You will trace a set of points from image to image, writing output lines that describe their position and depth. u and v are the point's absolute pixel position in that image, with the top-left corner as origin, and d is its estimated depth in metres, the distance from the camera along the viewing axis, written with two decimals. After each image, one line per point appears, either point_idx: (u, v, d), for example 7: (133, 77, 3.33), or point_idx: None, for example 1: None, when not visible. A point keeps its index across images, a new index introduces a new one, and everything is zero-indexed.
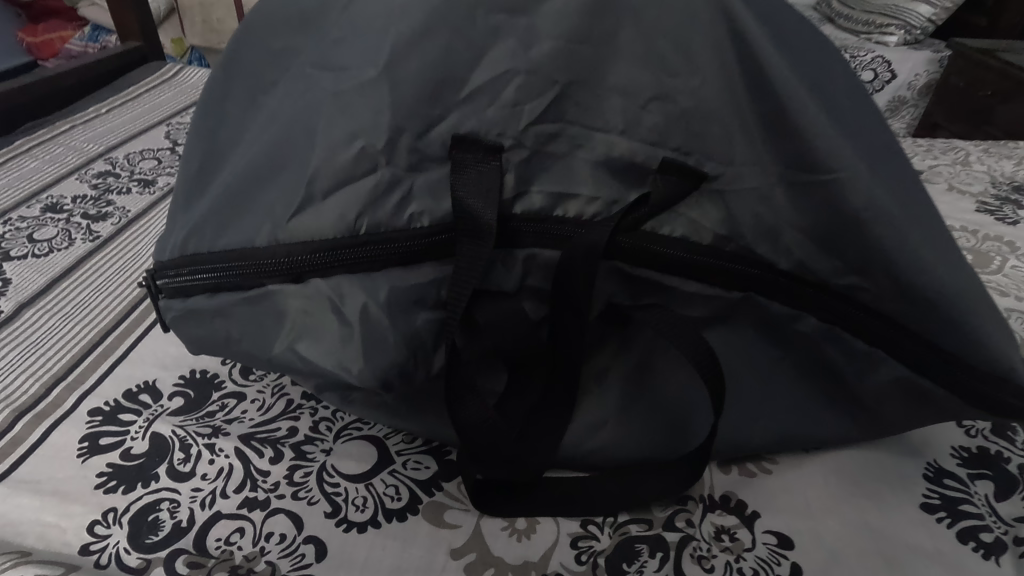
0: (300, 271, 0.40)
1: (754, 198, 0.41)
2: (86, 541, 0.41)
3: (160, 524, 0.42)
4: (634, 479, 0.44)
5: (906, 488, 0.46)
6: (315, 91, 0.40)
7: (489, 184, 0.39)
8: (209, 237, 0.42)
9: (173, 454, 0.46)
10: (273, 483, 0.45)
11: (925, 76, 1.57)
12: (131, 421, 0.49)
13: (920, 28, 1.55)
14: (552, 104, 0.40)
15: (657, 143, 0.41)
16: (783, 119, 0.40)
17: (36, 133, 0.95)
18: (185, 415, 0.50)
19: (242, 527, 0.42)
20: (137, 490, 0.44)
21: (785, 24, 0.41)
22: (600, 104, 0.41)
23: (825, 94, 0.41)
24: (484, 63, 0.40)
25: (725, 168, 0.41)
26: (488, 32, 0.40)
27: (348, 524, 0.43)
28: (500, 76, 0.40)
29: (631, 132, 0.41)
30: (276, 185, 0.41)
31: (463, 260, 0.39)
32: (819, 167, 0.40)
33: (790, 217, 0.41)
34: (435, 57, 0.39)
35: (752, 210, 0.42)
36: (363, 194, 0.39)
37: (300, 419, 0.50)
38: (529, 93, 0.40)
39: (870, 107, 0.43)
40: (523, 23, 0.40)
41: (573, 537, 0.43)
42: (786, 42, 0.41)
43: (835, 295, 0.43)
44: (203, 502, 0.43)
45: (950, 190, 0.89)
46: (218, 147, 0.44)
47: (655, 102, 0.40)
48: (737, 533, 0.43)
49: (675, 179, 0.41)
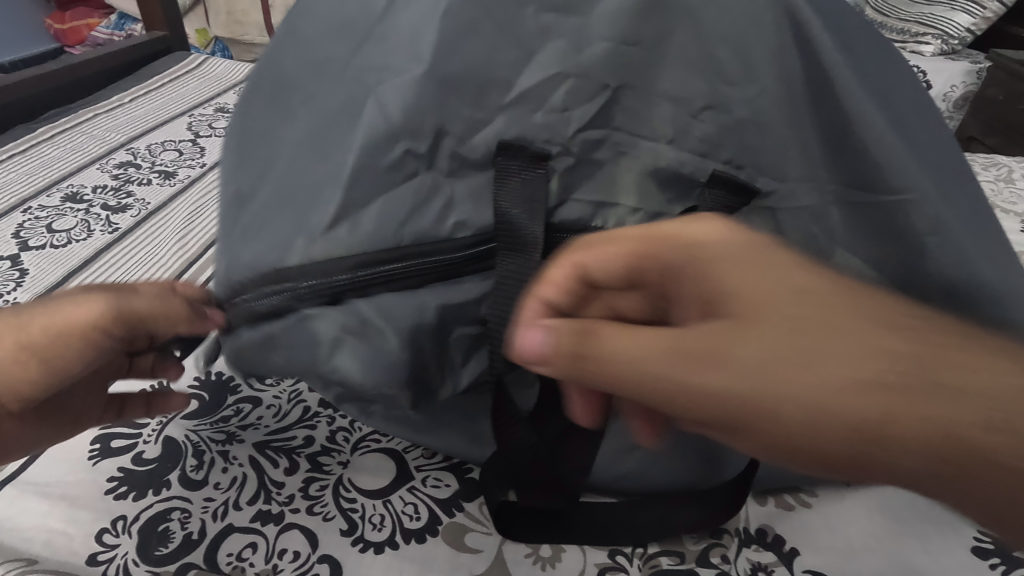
0: (338, 290, 0.37)
1: (807, 218, 0.39)
2: (94, 550, 0.39)
3: (170, 535, 0.40)
4: (667, 508, 0.41)
5: (956, 530, 0.43)
6: (358, 94, 0.38)
7: (535, 194, 0.37)
8: (245, 256, 0.39)
9: (186, 461, 0.45)
10: (288, 496, 0.43)
11: (964, 88, 1.40)
12: (144, 423, 0.47)
13: (960, 37, 1.42)
14: (600, 109, 0.38)
15: (708, 155, 0.38)
16: (845, 135, 0.37)
17: (58, 120, 0.94)
18: (199, 419, 0.48)
19: (254, 542, 0.40)
20: (147, 497, 0.42)
21: (853, 35, 0.38)
22: (650, 111, 0.38)
23: (893, 109, 0.38)
24: (533, 64, 0.37)
25: (778, 185, 0.39)
26: (538, 32, 0.37)
27: (364, 543, 0.41)
28: (547, 78, 0.37)
29: (682, 142, 0.38)
30: (310, 203, 0.38)
31: (506, 276, 0.37)
32: (884, 186, 0.37)
33: (843, 239, 0.39)
34: (477, 56, 0.37)
35: (805, 231, 0.39)
36: (394, 199, 0.37)
37: (316, 428, 0.48)
38: (578, 97, 0.37)
39: (936, 122, 0.41)
40: (576, 22, 0.37)
41: (601, 568, 0.40)
42: (856, 55, 0.38)
43: None
44: (215, 513, 0.42)
45: (992, 209, 0.85)
46: (254, 161, 0.42)
47: (709, 112, 0.38)
48: (775, 571, 0.40)
49: (723, 194, 0.38)
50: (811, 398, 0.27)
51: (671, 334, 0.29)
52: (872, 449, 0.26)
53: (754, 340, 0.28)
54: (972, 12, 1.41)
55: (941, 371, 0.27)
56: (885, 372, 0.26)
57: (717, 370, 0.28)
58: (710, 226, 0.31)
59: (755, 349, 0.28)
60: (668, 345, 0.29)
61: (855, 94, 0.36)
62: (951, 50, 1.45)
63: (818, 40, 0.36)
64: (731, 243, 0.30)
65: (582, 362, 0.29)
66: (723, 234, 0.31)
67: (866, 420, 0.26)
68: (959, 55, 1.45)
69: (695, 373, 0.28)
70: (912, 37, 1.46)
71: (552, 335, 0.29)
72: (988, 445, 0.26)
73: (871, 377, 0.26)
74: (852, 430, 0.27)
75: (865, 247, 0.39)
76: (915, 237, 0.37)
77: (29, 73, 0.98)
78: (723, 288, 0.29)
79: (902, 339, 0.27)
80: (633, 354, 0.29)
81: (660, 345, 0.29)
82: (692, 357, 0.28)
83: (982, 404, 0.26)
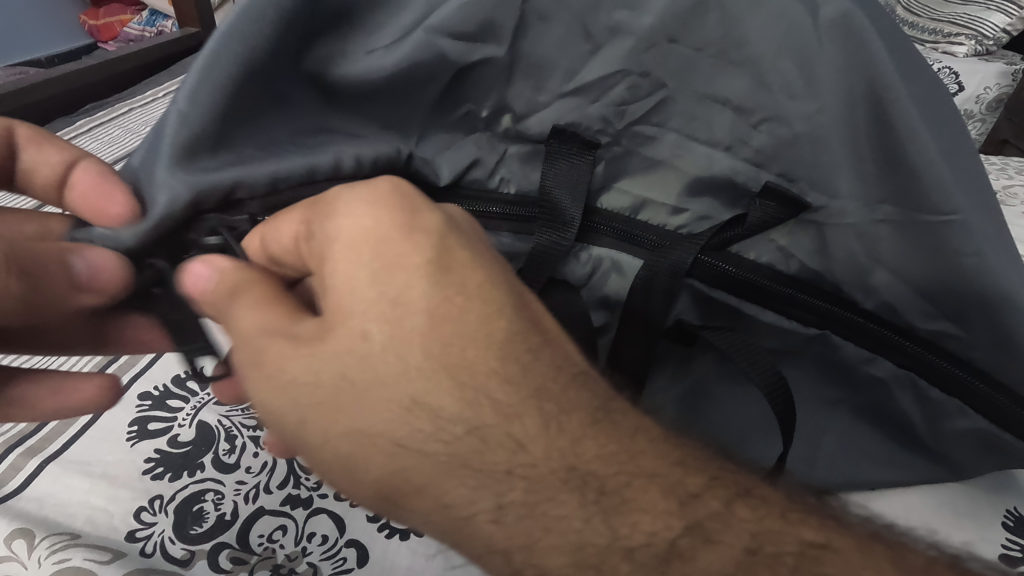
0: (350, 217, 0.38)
1: (852, 236, 0.38)
2: (133, 527, 0.41)
3: (204, 515, 0.42)
4: None
5: (985, 535, 0.41)
6: (432, 63, 0.37)
7: (578, 178, 0.42)
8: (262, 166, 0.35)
9: (218, 444, 0.46)
10: (316, 481, 0.44)
11: (996, 89, 1.33)
12: (179, 408, 0.48)
13: (994, 38, 1.36)
14: (658, 106, 0.40)
15: (762, 165, 0.39)
16: (898, 159, 0.35)
17: (96, 115, 0.97)
18: (230, 405, 0.49)
19: (284, 524, 0.42)
20: (183, 479, 0.44)
21: (904, 52, 0.36)
22: (703, 116, 0.39)
23: (938, 127, 0.36)
24: (599, 61, 0.39)
25: (829, 202, 0.38)
26: (607, 29, 0.37)
27: (390, 530, 0.42)
28: (608, 74, 0.39)
29: (738, 150, 0.39)
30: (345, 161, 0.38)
31: (542, 246, 0.43)
32: (930, 206, 0.35)
33: (884, 257, 0.38)
34: (545, 54, 0.39)
35: (849, 247, 0.39)
36: None
37: None
38: (640, 99, 0.39)
39: (969, 141, 0.39)
40: (646, 22, 0.36)
41: None
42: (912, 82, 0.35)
43: (916, 340, 0.39)
44: (246, 496, 0.43)
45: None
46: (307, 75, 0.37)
47: (767, 124, 0.37)
48: None
49: (773, 206, 0.39)
50: (336, 425, 0.28)
51: (272, 322, 0.29)
52: (519, 530, 0.28)
53: (326, 361, 0.27)
54: (1007, 12, 1.36)
55: (547, 467, 0.28)
56: (457, 445, 0.27)
57: (252, 370, 0.29)
58: (361, 204, 0.28)
59: (315, 368, 0.28)
60: (252, 343, 0.29)
61: (914, 119, 0.33)
62: (986, 51, 1.38)
63: (880, 61, 0.33)
64: (367, 229, 0.28)
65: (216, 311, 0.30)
66: (374, 216, 0.28)
67: (381, 486, 0.28)
68: (996, 55, 1.39)
69: (262, 382, 0.29)
70: (944, 38, 1.41)
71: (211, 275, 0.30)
72: (454, 500, 0.28)
73: (368, 403, 0.27)
74: (386, 481, 0.28)
75: (905, 266, 0.37)
76: (958, 262, 0.35)
77: (68, 69, 1.01)
78: (329, 290, 0.28)
79: (451, 400, 0.27)
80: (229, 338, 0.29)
81: (263, 337, 0.29)
82: (261, 368, 0.29)
83: (562, 491, 0.28)
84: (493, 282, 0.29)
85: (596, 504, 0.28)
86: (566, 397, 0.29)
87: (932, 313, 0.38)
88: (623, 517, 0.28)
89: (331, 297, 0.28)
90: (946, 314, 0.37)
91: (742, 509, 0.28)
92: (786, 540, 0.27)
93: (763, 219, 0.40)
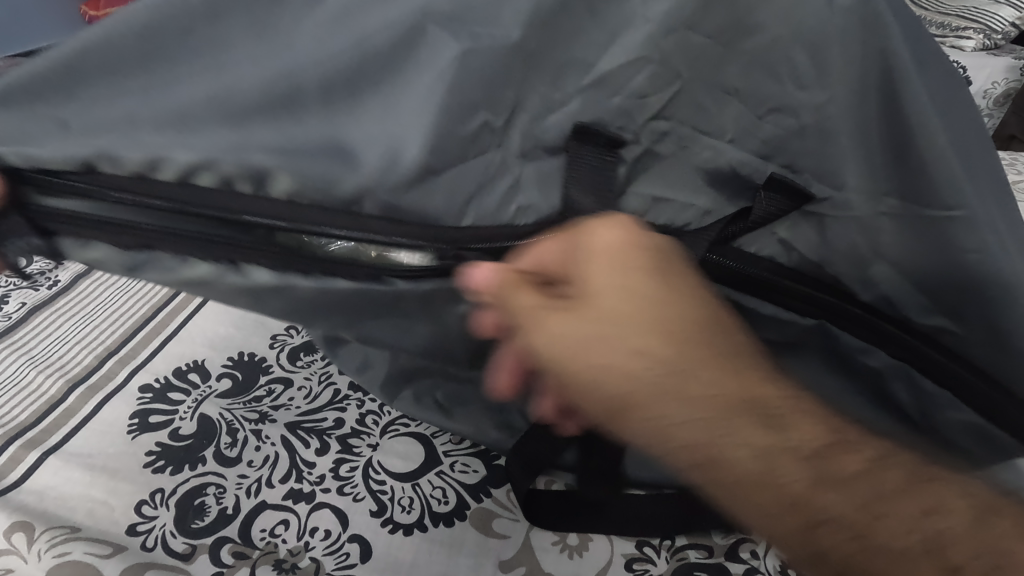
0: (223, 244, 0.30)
1: (856, 229, 0.36)
2: (133, 521, 0.40)
3: (206, 509, 0.41)
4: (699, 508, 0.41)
5: None
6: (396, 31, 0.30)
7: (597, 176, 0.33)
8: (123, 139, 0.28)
9: (220, 438, 0.46)
10: (319, 476, 0.44)
11: (1005, 84, 1.32)
12: (180, 401, 0.48)
13: (1004, 32, 1.35)
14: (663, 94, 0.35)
15: (770, 157, 0.35)
16: (905, 149, 0.34)
17: None
18: (232, 398, 0.49)
19: (287, 519, 0.41)
20: (184, 472, 0.43)
21: (920, 41, 0.35)
22: None
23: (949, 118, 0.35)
24: (613, 49, 0.33)
25: (833, 194, 0.35)
26: None
27: (393, 525, 0.41)
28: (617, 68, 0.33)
29: (743, 142, 0.35)
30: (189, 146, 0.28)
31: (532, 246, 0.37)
32: (936, 201, 0.34)
33: (885, 250, 0.36)
34: None
35: (852, 241, 0.36)
36: None
37: (346, 410, 0.49)
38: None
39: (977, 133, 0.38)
40: None
41: (628, 559, 0.40)
42: (930, 76, 0.34)
43: (915, 334, 0.37)
44: (248, 490, 0.42)
45: None
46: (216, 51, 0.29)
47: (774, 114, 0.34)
48: None
49: (778, 198, 0.35)
50: (576, 363, 0.28)
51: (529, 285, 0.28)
52: (705, 449, 0.27)
53: (590, 318, 0.28)
54: (1018, 5, 1.34)
55: (730, 393, 0.28)
56: (672, 367, 0.27)
57: (518, 325, 0.29)
58: (600, 220, 0.29)
59: (566, 325, 0.28)
60: (502, 300, 0.28)
61: (932, 119, 0.33)
62: (996, 46, 1.37)
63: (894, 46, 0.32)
64: (626, 225, 0.29)
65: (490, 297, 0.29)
66: (630, 220, 0.30)
67: (605, 410, 0.28)
68: (1003, 49, 1.37)
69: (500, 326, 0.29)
70: (952, 31, 1.37)
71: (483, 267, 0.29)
72: (683, 428, 0.27)
73: (744, 358, 0.29)
74: (606, 405, 0.28)
75: (906, 260, 0.36)
76: (970, 261, 0.35)
77: None
78: (573, 259, 0.29)
79: (672, 351, 0.27)
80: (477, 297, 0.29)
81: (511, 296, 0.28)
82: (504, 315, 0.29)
83: (737, 416, 0.28)
84: (689, 269, 0.30)
85: (777, 433, 0.28)
86: (750, 354, 0.29)
87: (931, 309, 0.37)
88: (784, 428, 0.28)
89: (579, 255, 0.29)
90: (956, 314, 0.36)
91: (892, 466, 0.29)
92: (952, 518, 0.28)
93: (775, 212, 0.36)
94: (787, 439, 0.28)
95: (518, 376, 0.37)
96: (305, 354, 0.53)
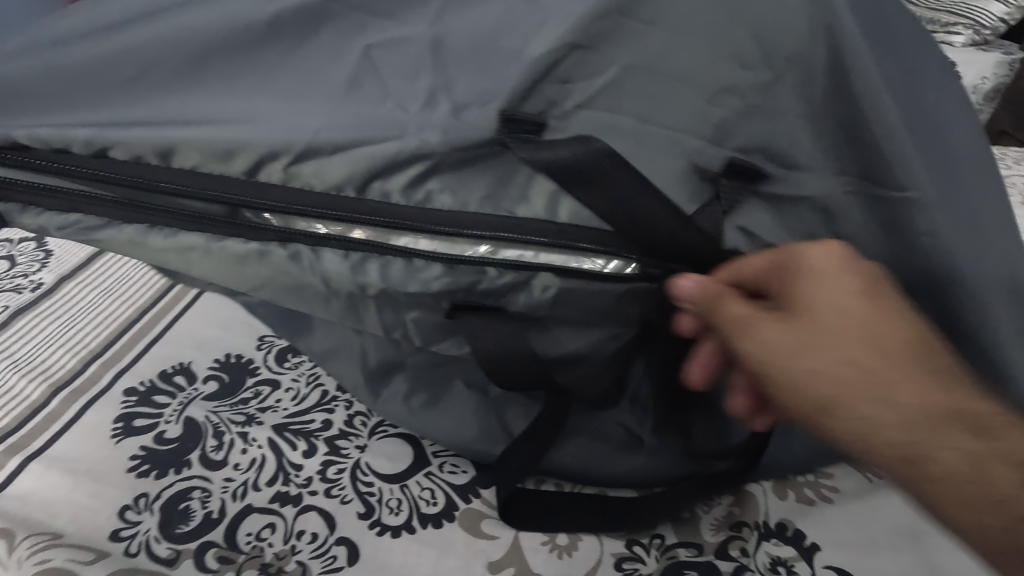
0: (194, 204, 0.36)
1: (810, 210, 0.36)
2: (117, 526, 0.40)
3: (191, 514, 0.41)
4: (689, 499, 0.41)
5: None
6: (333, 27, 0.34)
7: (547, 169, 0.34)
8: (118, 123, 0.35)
9: (206, 441, 0.45)
10: (306, 478, 0.43)
11: (993, 79, 1.32)
12: (166, 404, 0.48)
13: (993, 28, 1.35)
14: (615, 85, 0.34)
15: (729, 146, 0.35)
16: (853, 129, 0.33)
17: None
18: (219, 400, 0.49)
19: (273, 522, 0.41)
20: (169, 476, 0.43)
21: (871, 20, 0.33)
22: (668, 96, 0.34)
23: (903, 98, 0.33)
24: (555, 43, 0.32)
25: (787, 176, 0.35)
26: None
27: (381, 527, 0.41)
28: (551, 53, 0.33)
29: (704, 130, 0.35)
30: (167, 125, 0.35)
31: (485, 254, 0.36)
32: (887, 181, 0.33)
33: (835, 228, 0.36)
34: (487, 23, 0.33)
35: (807, 221, 0.36)
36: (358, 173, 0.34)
37: (334, 412, 0.48)
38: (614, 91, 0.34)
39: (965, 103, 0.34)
40: None
41: (618, 558, 0.40)
42: (900, 72, 0.33)
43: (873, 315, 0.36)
44: (235, 493, 0.42)
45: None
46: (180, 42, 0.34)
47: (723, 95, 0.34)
48: (795, 567, 0.40)
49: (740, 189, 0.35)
50: (816, 378, 0.31)
51: (750, 307, 0.33)
52: (893, 446, 0.30)
53: (801, 331, 0.32)
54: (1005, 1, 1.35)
55: (926, 400, 0.29)
56: (896, 367, 0.30)
57: (731, 330, 0.34)
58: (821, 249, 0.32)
59: (772, 337, 0.32)
60: (716, 312, 0.33)
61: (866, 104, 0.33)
62: (985, 41, 1.37)
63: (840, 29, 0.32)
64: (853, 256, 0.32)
65: (705, 312, 0.34)
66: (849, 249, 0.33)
67: (810, 407, 0.31)
68: (992, 45, 1.38)
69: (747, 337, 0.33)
70: (941, 28, 1.37)
71: (696, 283, 0.34)
72: (884, 427, 0.30)
73: (963, 381, 0.30)
74: (816, 405, 0.31)
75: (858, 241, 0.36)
76: (918, 253, 0.34)
77: None
78: (796, 282, 0.33)
79: (874, 362, 0.30)
80: (735, 318, 0.33)
81: (727, 311, 0.33)
82: (736, 326, 0.33)
83: (943, 426, 0.29)
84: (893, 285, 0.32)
85: (984, 438, 0.29)
86: (955, 364, 0.31)
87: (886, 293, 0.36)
88: (980, 433, 0.29)
89: (800, 278, 0.32)
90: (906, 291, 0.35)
91: None
92: None
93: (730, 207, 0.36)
94: (1003, 447, 0.29)
95: (711, 364, 0.39)
96: (292, 356, 0.53)
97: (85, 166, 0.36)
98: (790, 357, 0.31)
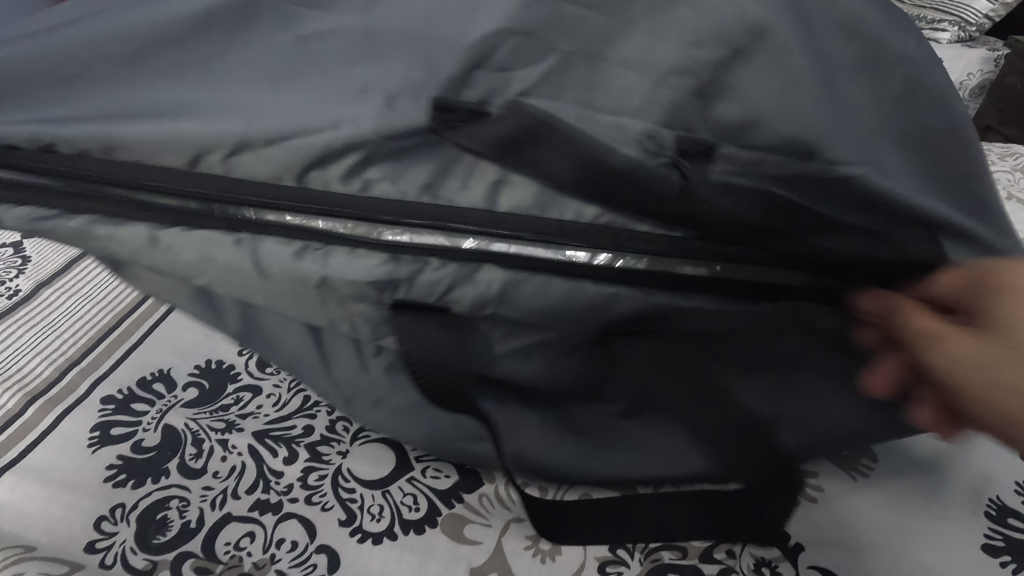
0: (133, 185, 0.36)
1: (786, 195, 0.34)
2: (93, 538, 0.39)
3: (168, 523, 0.40)
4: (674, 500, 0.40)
5: (965, 526, 0.42)
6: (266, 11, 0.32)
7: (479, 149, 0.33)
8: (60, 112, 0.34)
9: (185, 449, 0.45)
10: (286, 485, 0.43)
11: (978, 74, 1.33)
12: (144, 412, 0.47)
13: (977, 24, 1.35)
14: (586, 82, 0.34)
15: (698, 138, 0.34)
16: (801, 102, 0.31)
17: None
18: (199, 407, 0.48)
19: (252, 531, 0.40)
20: (146, 486, 0.42)
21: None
22: None
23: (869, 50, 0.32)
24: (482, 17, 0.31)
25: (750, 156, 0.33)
26: None
27: (362, 534, 0.40)
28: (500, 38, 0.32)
29: None
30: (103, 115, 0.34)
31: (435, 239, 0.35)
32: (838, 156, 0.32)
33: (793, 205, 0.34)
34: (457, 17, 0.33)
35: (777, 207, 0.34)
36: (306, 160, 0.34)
37: (315, 418, 0.48)
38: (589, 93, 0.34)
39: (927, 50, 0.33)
40: None
41: (601, 562, 0.40)
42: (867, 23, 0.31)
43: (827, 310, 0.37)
44: (213, 502, 0.41)
45: (1008, 199, 0.82)
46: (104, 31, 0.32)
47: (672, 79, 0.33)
48: (778, 567, 0.40)
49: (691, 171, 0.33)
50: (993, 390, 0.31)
51: (910, 318, 0.35)
52: None
53: (975, 345, 0.32)
54: None
55: None
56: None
57: (908, 340, 0.35)
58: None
59: (950, 348, 0.33)
60: (900, 323, 0.35)
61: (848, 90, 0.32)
62: (969, 37, 1.38)
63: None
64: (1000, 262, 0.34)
65: (895, 320, 0.36)
66: None
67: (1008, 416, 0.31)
68: (976, 41, 1.38)
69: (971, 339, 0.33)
70: (928, 24, 1.37)
71: (866, 297, 0.37)
72: None
73: None
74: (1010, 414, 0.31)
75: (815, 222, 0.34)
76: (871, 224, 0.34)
77: None
78: (974, 293, 0.33)
79: None
80: (908, 328, 0.35)
81: (925, 321, 0.35)
82: (919, 335, 0.35)
83: None
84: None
85: None
86: None
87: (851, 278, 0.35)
88: None
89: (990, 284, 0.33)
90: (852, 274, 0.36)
91: None
92: None
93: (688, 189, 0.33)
94: None
95: (899, 376, 0.38)
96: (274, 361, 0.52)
97: (76, 168, 0.36)
98: (971, 373, 0.32)
